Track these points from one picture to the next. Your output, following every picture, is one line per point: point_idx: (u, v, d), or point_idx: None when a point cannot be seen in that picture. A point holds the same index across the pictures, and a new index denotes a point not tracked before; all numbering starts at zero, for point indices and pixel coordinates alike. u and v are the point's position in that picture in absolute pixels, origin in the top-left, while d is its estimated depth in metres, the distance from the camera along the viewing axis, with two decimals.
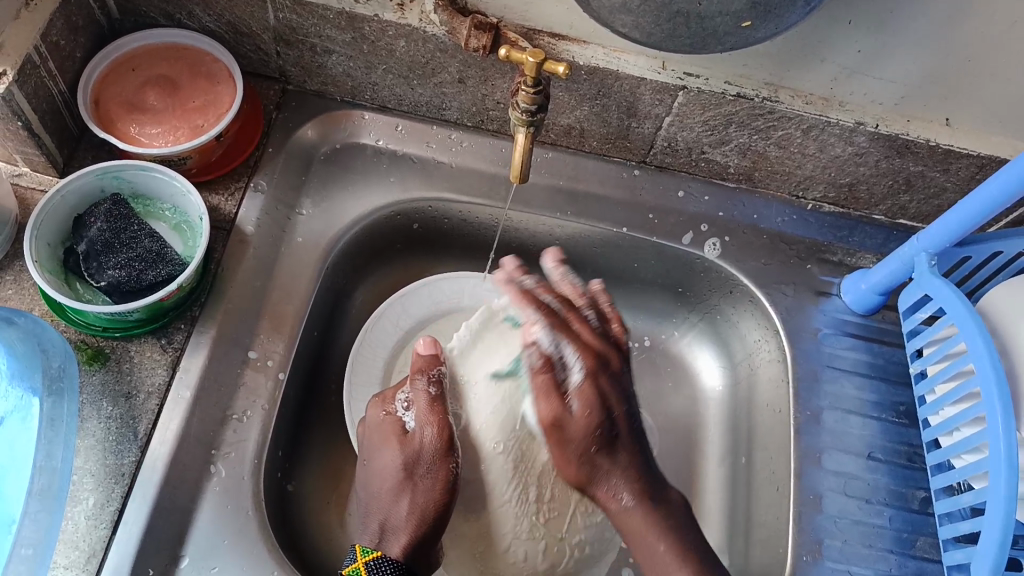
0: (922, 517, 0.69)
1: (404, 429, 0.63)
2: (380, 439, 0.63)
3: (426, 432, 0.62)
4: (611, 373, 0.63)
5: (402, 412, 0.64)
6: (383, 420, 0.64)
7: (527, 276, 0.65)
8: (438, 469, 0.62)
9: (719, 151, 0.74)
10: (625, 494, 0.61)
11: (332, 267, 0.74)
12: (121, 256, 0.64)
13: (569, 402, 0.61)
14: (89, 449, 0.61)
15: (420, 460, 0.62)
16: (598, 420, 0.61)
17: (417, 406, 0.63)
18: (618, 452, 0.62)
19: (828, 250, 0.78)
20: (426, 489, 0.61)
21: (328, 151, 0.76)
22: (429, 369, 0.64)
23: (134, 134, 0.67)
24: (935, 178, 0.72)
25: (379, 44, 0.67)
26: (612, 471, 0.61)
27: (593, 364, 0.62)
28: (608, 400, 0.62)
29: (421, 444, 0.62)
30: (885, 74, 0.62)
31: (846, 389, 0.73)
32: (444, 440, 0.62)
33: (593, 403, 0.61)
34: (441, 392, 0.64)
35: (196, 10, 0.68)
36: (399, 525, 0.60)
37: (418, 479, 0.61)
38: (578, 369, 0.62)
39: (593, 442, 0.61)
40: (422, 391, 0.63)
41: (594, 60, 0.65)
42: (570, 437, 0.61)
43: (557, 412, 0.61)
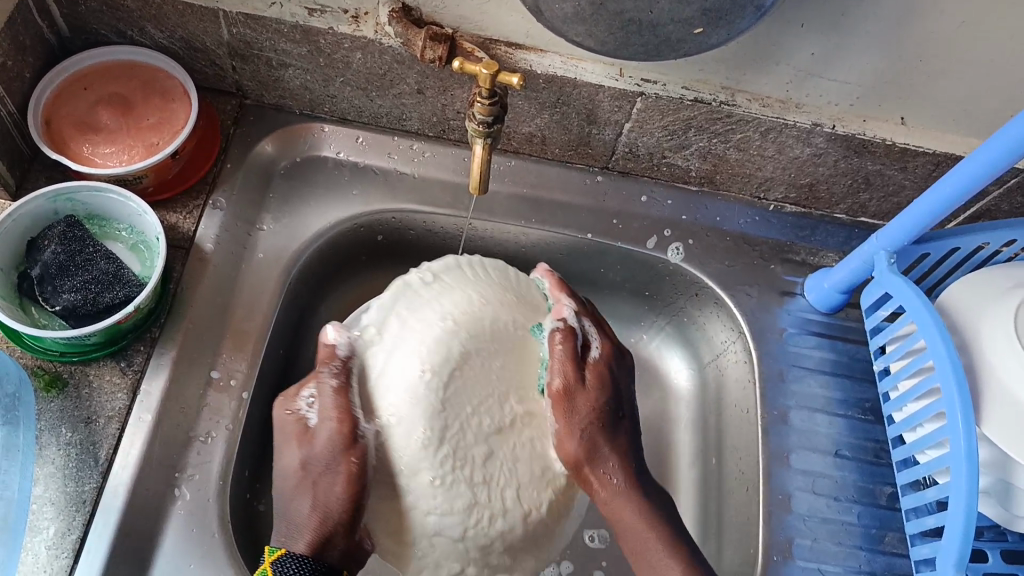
0: (889, 513, 0.70)
1: (305, 427, 0.56)
2: (284, 441, 0.57)
3: (327, 428, 0.55)
4: (618, 360, 0.65)
5: (306, 410, 0.56)
6: (286, 419, 0.57)
7: (568, 289, 0.67)
8: (340, 463, 0.54)
9: (680, 155, 0.75)
10: (617, 475, 0.61)
11: (296, 283, 0.74)
12: (76, 279, 0.63)
13: (586, 380, 0.61)
14: (48, 477, 0.60)
15: (317, 458, 0.54)
16: (606, 397, 0.61)
17: (322, 399, 0.55)
18: (618, 435, 0.62)
19: (791, 249, 0.79)
20: (326, 489, 0.54)
21: (288, 166, 0.76)
22: (331, 360, 0.57)
23: (86, 154, 0.66)
24: (893, 176, 0.73)
25: (335, 57, 0.67)
26: (610, 450, 0.60)
27: (610, 346, 0.65)
28: (617, 385, 0.63)
29: (319, 441, 0.54)
30: (839, 75, 0.63)
31: (812, 388, 0.74)
32: (343, 434, 0.54)
33: (605, 379, 0.62)
34: (347, 382, 0.56)
35: (148, 27, 0.67)
36: (302, 524, 0.53)
37: (317, 478, 0.54)
38: (596, 344, 0.64)
39: (598, 418, 0.60)
40: (328, 382, 0.56)
41: (551, 68, 0.65)
42: (577, 409, 0.60)
43: (570, 383, 0.60)
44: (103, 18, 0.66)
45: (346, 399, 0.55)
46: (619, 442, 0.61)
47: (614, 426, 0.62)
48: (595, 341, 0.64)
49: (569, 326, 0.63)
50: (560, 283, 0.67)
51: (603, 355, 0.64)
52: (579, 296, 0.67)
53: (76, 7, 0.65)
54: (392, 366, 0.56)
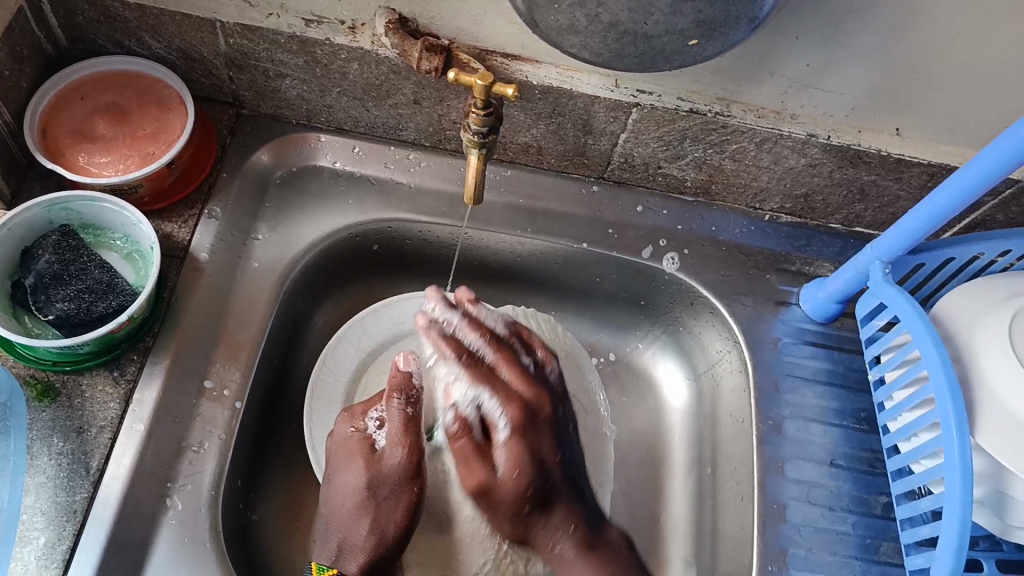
0: (884, 522, 0.69)
1: (372, 449, 0.61)
2: (346, 457, 0.61)
3: (395, 454, 0.60)
4: (543, 422, 0.60)
5: (373, 431, 0.62)
6: (350, 436, 0.62)
7: (472, 307, 0.64)
8: (403, 492, 0.60)
9: (676, 165, 0.75)
10: (566, 544, 0.58)
11: (291, 292, 0.73)
12: (69, 288, 0.63)
13: (495, 460, 0.58)
14: (39, 487, 0.59)
15: (383, 481, 0.59)
16: (525, 470, 0.57)
17: (391, 425, 0.61)
18: (555, 507, 0.59)
19: (787, 260, 0.79)
20: (389, 511, 0.59)
21: (284, 175, 0.76)
22: (407, 388, 0.62)
23: (82, 163, 0.66)
24: (888, 187, 0.73)
25: (332, 68, 0.67)
26: (550, 528, 0.59)
27: (521, 419, 0.58)
28: (540, 453, 0.58)
29: (386, 464, 0.60)
30: (834, 87, 0.63)
31: (807, 397, 0.74)
32: (411, 464, 0.60)
33: (520, 462, 0.57)
34: (416, 412, 0.61)
35: (146, 37, 0.67)
36: (356, 546, 0.58)
37: (381, 500, 0.59)
38: (502, 425, 0.58)
39: (525, 503, 0.58)
40: (396, 407, 0.61)
41: (547, 79, 0.65)
42: (500, 501, 0.58)
43: (482, 479, 0.58)
44: (101, 28, 0.67)
45: (415, 429, 0.61)
46: (560, 516, 0.59)
47: (549, 491, 0.59)
48: (475, 392, 0.59)
49: (475, 409, 0.59)
50: (447, 305, 0.64)
51: (511, 400, 0.59)
52: (468, 329, 0.63)
53: (74, 17, 0.66)
54: (447, 381, 0.63)
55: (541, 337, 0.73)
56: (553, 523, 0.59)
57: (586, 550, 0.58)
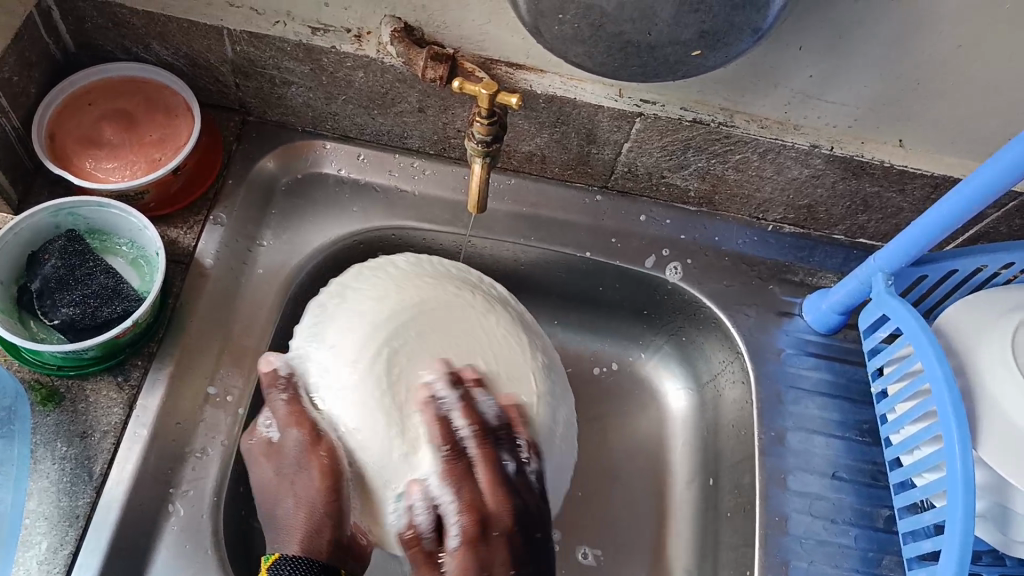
0: (887, 536, 0.69)
1: (269, 442, 0.59)
2: (253, 462, 0.60)
3: (289, 435, 0.58)
4: (491, 540, 0.54)
5: (267, 429, 0.60)
6: (252, 443, 0.60)
7: (448, 391, 0.57)
8: (311, 460, 0.57)
9: (679, 175, 0.75)
10: None
11: (295, 299, 0.74)
12: (75, 293, 0.63)
13: (478, 481, 0.55)
14: (42, 491, 0.59)
15: (288, 462, 0.58)
16: (504, 509, 0.54)
17: (276, 413, 0.59)
18: (500, 542, 0.54)
19: (790, 270, 0.79)
20: (305, 485, 0.56)
21: (289, 182, 0.76)
22: (273, 383, 0.59)
23: (89, 169, 0.66)
24: (891, 198, 0.73)
25: (337, 76, 0.68)
26: None
27: (471, 529, 0.53)
28: (489, 575, 0.53)
29: (286, 447, 0.58)
30: (837, 98, 0.64)
31: (809, 409, 0.74)
32: (307, 437, 0.57)
33: (468, 571, 0.53)
34: (297, 395, 0.59)
35: (154, 44, 0.68)
36: (292, 529, 0.57)
37: (294, 478, 0.57)
38: (455, 533, 0.54)
39: (513, 568, 0.54)
40: (278, 399, 0.59)
41: (551, 88, 0.66)
42: (491, 560, 0.53)
43: (477, 500, 0.54)
44: (110, 34, 0.67)
45: (300, 406, 0.59)
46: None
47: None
48: (489, 483, 0.55)
49: (434, 518, 0.55)
50: (449, 382, 0.58)
51: (488, 505, 0.54)
52: (463, 415, 0.57)
53: (83, 23, 0.66)
54: (336, 396, 0.58)
55: (446, 295, 0.63)
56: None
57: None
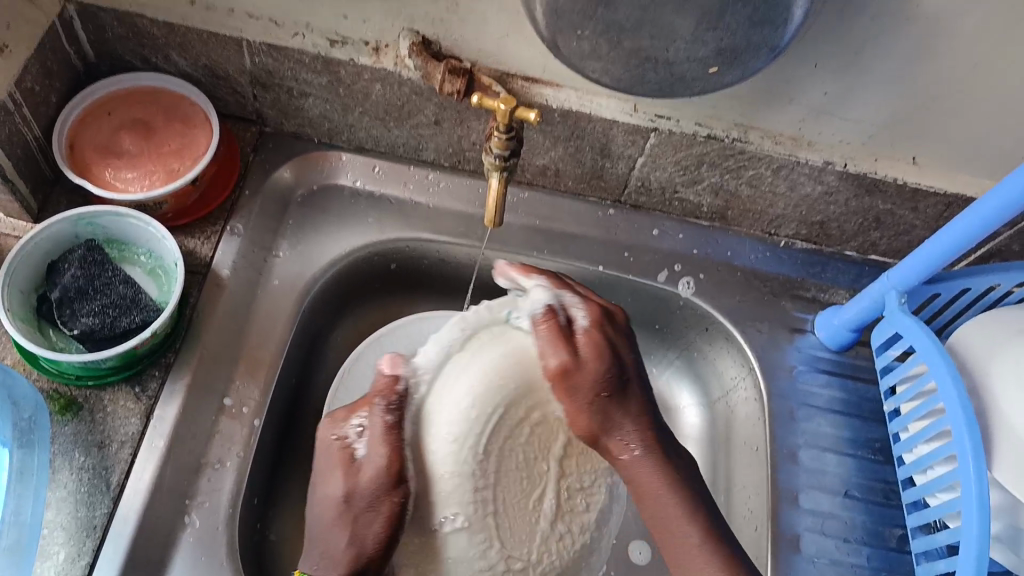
0: (899, 555, 0.69)
1: (352, 457, 0.53)
2: (327, 468, 0.53)
3: (372, 463, 0.50)
4: (614, 323, 0.61)
5: (353, 439, 0.53)
6: (332, 445, 0.54)
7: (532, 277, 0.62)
8: (380, 504, 0.50)
9: (693, 190, 0.75)
10: (636, 442, 0.57)
11: (310, 308, 0.74)
12: (94, 303, 0.64)
13: (578, 348, 0.57)
14: (61, 502, 0.60)
15: (361, 494, 0.50)
16: (606, 367, 0.56)
17: (371, 433, 0.51)
18: (630, 401, 0.58)
19: (802, 286, 0.79)
20: (367, 525, 0.50)
21: (304, 193, 0.76)
22: (389, 392, 0.51)
23: (108, 178, 0.67)
24: (903, 216, 0.73)
25: (355, 88, 0.68)
26: (624, 419, 0.57)
27: (596, 315, 0.59)
28: (619, 350, 0.59)
29: (363, 477, 0.51)
30: (851, 114, 0.64)
31: (821, 426, 0.73)
32: (391, 472, 0.50)
33: (601, 347, 0.57)
34: (400, 419, 0.51)
35: (173, 54, 0.69)
36: (337, 559, 0.51)
37: (357, 513, 0.50)
38: (580, 322, 0.58)
39: (605, 388, 0.56)
40: (379, 419, 0.51)
41: (567, 103, 0.66)
42: (579, 385, 0.55)
43: (566, 361, 0.54)
44: (129, 45, 0.68)
45: (399, 433, 0.51)
46: (626, 422, 0.57)
47: (609, 400, 0.57)
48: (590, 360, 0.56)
49: (591, 429, 0.56)
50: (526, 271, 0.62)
51: (594, 356, 0.56)
52: (581, 309, 0.59)
53: (103, 33, 0.67)
54: (441, 407, 0.51)
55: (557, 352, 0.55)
56: (624, 420, 0.57)
57: (649, 449, 0.57)
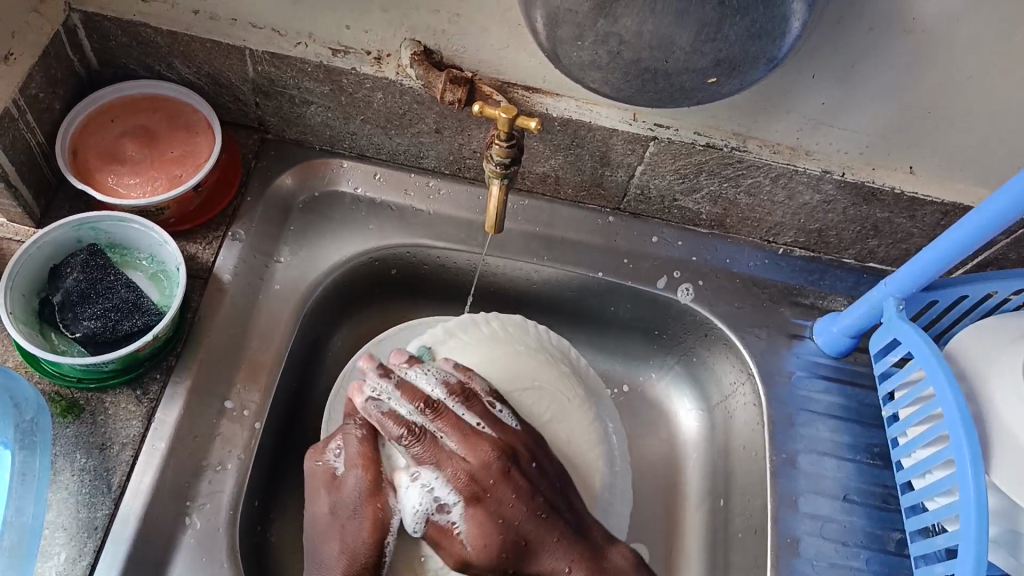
0: (899, 559, 0.69)
1: (332, 474, 0.59)
2: (313, 490, 0.59)
3: (352, 476, 0.58)
4: (521, 467, 0.58)
5: (335, 459, 0.59)
6: (316, 469, 0.59)
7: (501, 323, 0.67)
8: (365, 508, 0.57)
9: (691, 198, 0.76)
10: (571, 571, 0.57)
11: (311, 314, 0.74)
12: (96, 307, 0.64)
13: (466, 517, 0.56)
14: (62, 503, 0.61)
15: (345, 505, 0.57)
16: (472, 466, 0.57)
17: (349, 449, 0.59)
18: (542, 555, 0.57)
19: (800, 293, 0.80)
20: (354, 532, 0.56)
21: (306, 199, 0.77)
22: (356, 413, 0.60)
23: (110, 184, 0.67)
24: (901, 224, 0.74)
25: (356, 96, 0.69)
26: (555, 547, 0.57)
27: (471, 491, 0.56)
28: (508, 519, 0.57)
29: (346, 489, 0.58)
30: (848, 125, 0.64)
31: (820, 431, 0.74)
32: (367, 483, 0.57)
33: (485, 532, 0.56)
34: (373, 432, 0.59)
35: (176, 63, 0.69)
36: (331, 567, 0.56)
37: (344, 521, 0.57)
38: (454, 497, 0.56)
39: (503, 570, 0.56)
40: (353, 433, 0.59)
41: (566, 112, 0.67)
42: (475, 566, 0.56)
43: (473, 461, 0.57)
44: (133, 52, 0.69)
45: (372, 446, 0.59)
46: (549, 561, 0.57)
47: (531, 538, 0.57)
48: (481, 421, 0.59)
49: (490, 385, 0.62)
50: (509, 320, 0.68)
51: (496, 434, 0.59)
52: (446, 428, 0.58)
53: (107, 42, 0.68)
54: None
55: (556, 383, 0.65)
56: (550, 557, 0.57)
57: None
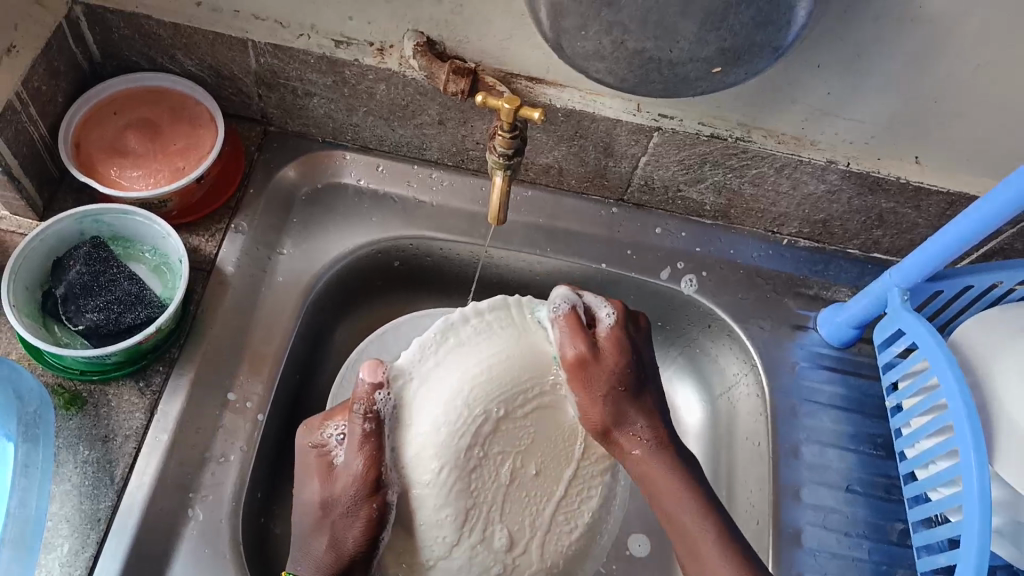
0: (901, 550, 0.69)
1: (331, 465, 0.55)
2: (303, 470, 0.56)
3: (354, 469, 0.52)
4: (637, 327, 0.62)
5: (335, 444, 0.56)
6: (309, 451, 0.56)
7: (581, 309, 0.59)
8: (360, 509, 0.52)
9: (695, 189, 0.76)
10: (647, 439, 0.59)
11: (314, 306, 0.74)
12: (99, 299, 0.65)
13: (597, 345, 0.58)
14: (64, 494, 0.61)
15: (337, 500, 0.53)
16: (627, 362, 0.58)
17: (350, 440, 0.52)
18: (642, 402, 0.59)
19: (805, 284, 0.80)
20: (347, 529, 0.53)
21: (309, 192, 0.77)
22: (368, 401, 0.52)
23: (114, 177, 0.67)
24: (906, 215, 0.73)
25: (359, 88, 0.69)
26: (637, 415, 0.59)
27: (621, 312, 0.61)
28: (636, 350, 0.60)
29: (340, 484, 0.53)
30: (855, 114, 0.64)
31: (824, 422, 0.74)
32: (367, 481, 0.52)
33: (623, 348, 0.59)
34: (378, 427, 0.53)
35: (178, 55, 0.69)
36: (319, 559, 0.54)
37: (336, 518, 0.53)
38: (606, 313, 0.60)
39: (621, 387, 0.58)
40: (359, 425, 0.52)
41: (570, 103, 0.66)
42: (592, 378, 0.57)
43: (583, 354, 0.57)
44: (135, 45, 0.68)
45: (374, 444, 0.52)
46: (642, 415, 0.59)
47: (641, 378, 0.60)
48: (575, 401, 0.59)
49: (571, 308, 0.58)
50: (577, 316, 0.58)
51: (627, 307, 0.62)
52: (608, 347, 0.58)
53: (110, 34, 0.68)
54: (425, 402, 0.54)
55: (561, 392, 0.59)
56: (632, 415, 0.59)
57: (661, 449, 0.59)
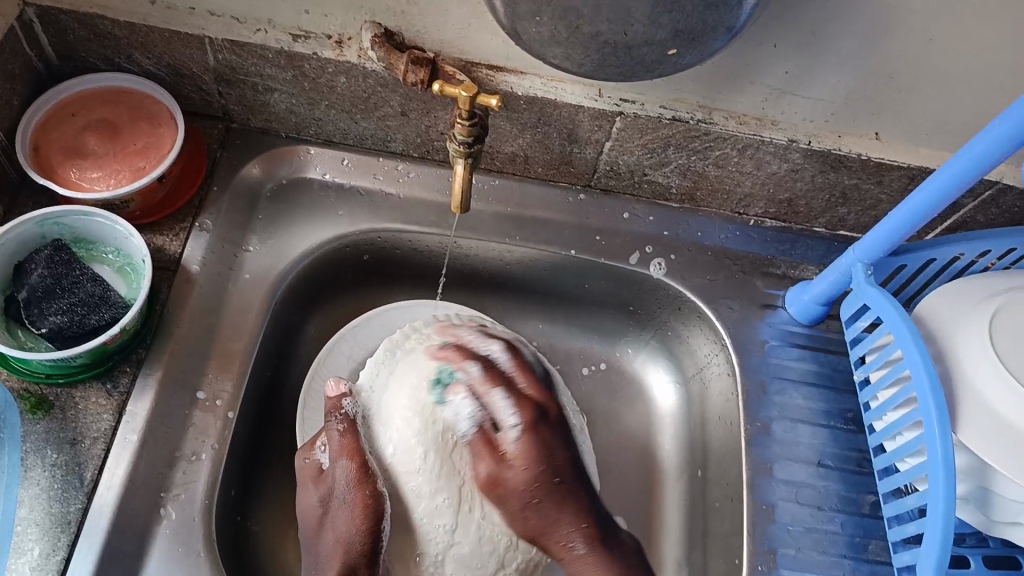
0: (873, 521, 0.70)
1: (320, 469, 0.61)
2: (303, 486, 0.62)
3: (339, 467, 0.59)
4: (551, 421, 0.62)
5: (323, 458, 0.61)
6: (304, 467, 0.62)
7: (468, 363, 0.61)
8: (355, 496, 0.58)
9: (660, 172, 0.76)
10: (577, 541, 0.61)
11: (282, 303, 0.74)
12: (62, 302, 0.64)
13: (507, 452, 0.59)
14: (33, 499, 0.60)
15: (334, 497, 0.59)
16: (538, 468, 0.60)
17: (331, 442, 0.60)
18: (568, 504, 0.61)
19: (772, 263, 0.80)
20: (343, 520, 0.58)
21: (274, 188, 0.76)
22: (337, 408, 0.61)
23: (74, 178, 0.67)
24: (869, 191, 0.74)
25: (320, 81, 0.68)
26: (568, 523, 0.61)
27: (531, 415, 0.60)
28: (550, 451, 0.61)
29: (334, 481, 0.59)
30: (813, 93, 0.65)
31: (794, 399, 0.75)
32: (355, 470, 0.58)
33: (534, 454, 0.60)
34: (353, 425, 0.60)
35: (136, 53, 0.68)
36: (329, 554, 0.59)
37: (335, 512, 0.59)
38: (513, 423, 0.60)
39: (534, 492, 0.59)
40: (335, 427, 0.60)
41: (531, 90, 0.67)
42: (509, 490, 0.58)
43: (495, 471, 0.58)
44: (92, 46, 0.68)
45: (356, 437, 0.60)
46: (569, 520, 0.61)
47: (564, 477, 0.61)
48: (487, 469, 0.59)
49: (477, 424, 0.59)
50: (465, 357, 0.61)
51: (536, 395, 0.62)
52: (513, 446, 0.59)
53: (65, 36, 0.67)
54: (385, 405, 0.60)
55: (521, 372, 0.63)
56: (560, 520, 0.60)
57: (593, 545, 0.62)
